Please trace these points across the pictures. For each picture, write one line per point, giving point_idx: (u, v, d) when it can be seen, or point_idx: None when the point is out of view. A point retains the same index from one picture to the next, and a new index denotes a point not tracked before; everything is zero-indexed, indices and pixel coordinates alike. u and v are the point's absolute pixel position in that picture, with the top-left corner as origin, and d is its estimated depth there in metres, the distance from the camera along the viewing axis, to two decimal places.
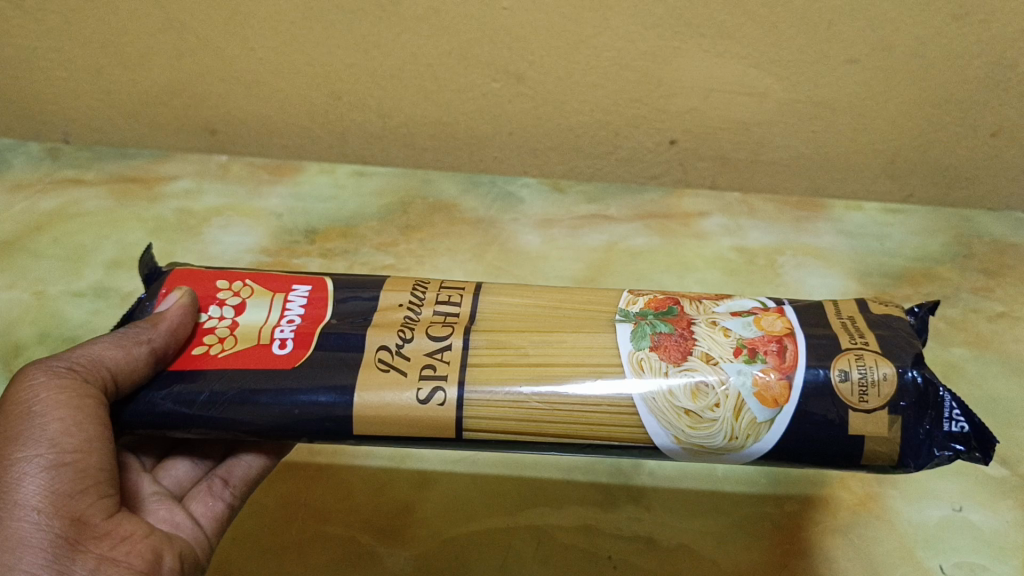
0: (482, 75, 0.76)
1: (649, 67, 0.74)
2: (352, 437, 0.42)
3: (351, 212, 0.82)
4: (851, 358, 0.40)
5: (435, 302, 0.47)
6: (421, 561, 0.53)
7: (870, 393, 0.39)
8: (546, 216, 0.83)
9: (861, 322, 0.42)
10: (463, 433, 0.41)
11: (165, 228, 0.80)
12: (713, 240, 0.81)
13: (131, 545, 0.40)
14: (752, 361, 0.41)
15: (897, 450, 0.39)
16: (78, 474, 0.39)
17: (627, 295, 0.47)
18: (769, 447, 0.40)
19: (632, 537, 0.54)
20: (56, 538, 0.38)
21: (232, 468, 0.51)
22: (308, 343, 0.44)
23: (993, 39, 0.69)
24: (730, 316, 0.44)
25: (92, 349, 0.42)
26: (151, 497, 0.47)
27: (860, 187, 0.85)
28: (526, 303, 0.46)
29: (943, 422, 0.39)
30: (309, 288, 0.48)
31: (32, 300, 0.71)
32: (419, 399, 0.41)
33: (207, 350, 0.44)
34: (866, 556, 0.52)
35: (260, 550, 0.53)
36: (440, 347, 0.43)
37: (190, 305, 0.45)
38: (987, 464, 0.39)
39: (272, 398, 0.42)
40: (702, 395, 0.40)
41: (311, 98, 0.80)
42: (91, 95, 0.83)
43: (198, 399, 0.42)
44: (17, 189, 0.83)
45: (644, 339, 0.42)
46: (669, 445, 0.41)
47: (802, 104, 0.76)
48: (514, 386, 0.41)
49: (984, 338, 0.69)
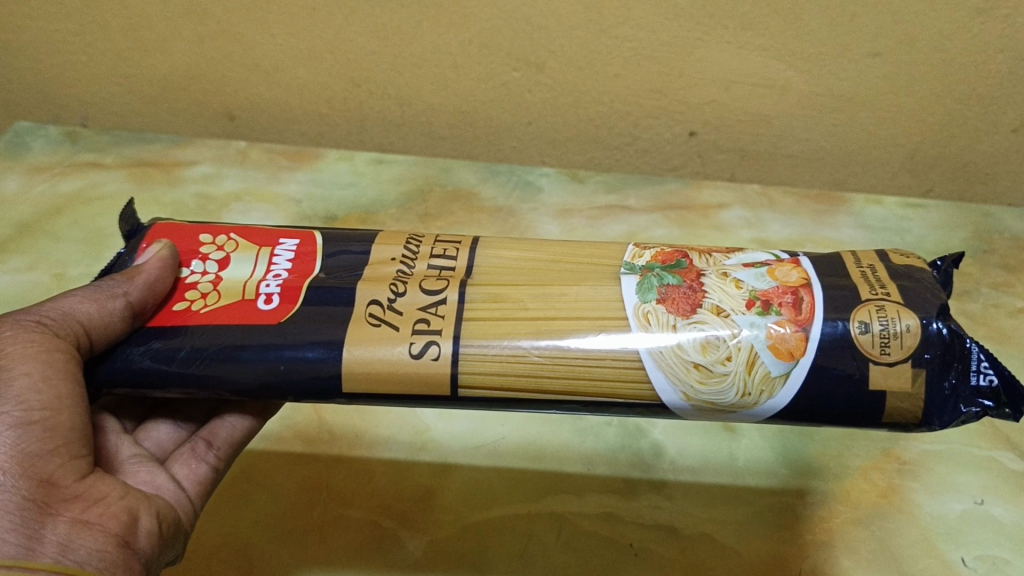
0: (502, 64, 0.76)
1: (671, 58, 0.74)
2: (342, 396, 0.41)
3: (370, 199, 0.82)
4: (871, 309, 0.39)
5: (429, 256, 0.46)
6: (440, 545, 0.53)
7: (892, 346, 0.39)
8: (564, 206, 0.83)
9: (882, 271, 0.42)
10: (457, 391, 0.41)
11: (184, 212, 0.80)
12: (732, 232, 0.81)
13: (104, 508, 0.41)
14: (765, 313, 0.41)
15: (921, 407, 0.39)
16: (46, 432, 0.39)
17: (632, 248, 0.46)
18: (782, 404, 0.40)
19: (653, 526, 0.54)
20: (24, 501, 0.38)
21: (216, 429, 0.51)
22: (296, 297, 0.44)
23: (1016, 34, 0.69)
24: (742, 268, 0.43)
25: (63, 303, 0.42)
26: (129, 460, 0.47)
27: (879, 180, 0.84)
28: (526, 257, 0.46)
29: (971, 375, 0.39)
30: (296, 241, 0.48)
31: (52, 282, 0.71)
32: (412, 354, 0.40)
33: (189, 306, 0.44)
34: (888, 548, 0.52)
35: (283, 532, 0.53)
36: (434, 301, 0.43)
37: (169, 259, 0.45)
38: (1016, 420, 0.38)
39: (256, 355, 0.41)
40: (712, 349, 0.40)
41: (330, 84, 0.80)
42: (110, 78, 0.83)
43: (177, 356, 0.41)
44: (36, 172, 0.84)
45: (651, 291, 0.42)
46: (678, 403, 0.41)
47: (823, 97, 0.76)
48: (513, 341, 0.41)
49: (1005, 334, 0.69)
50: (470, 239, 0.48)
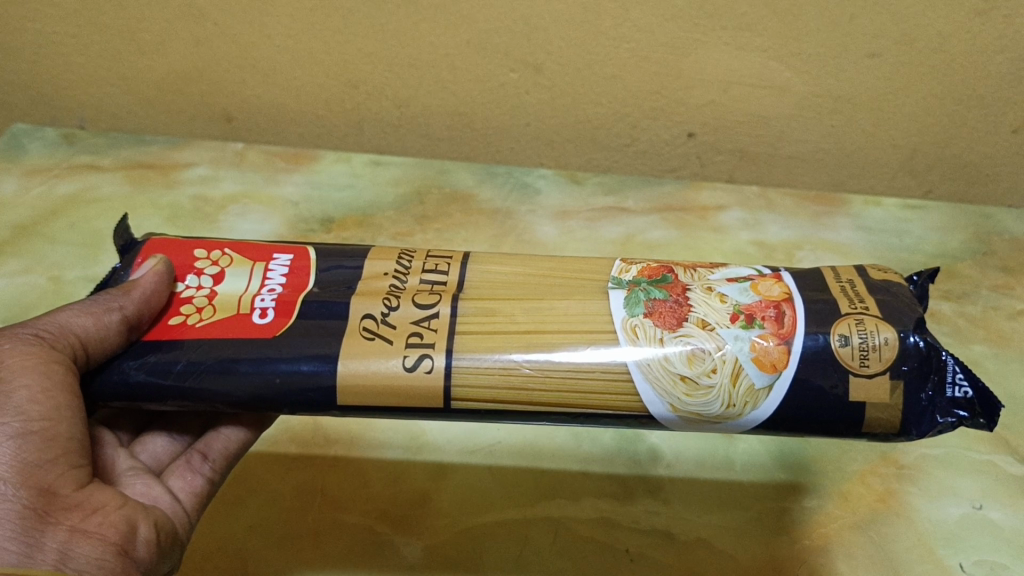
0: (500, 65, 0.75)
1: (669, 59, 0.73)
2: (336, 407, 0.41)
3: (367, 201, 0.82)
4: (851, 323, 0.39)
5: (421, 271, 0.46)
6: (435, 550, 0.52)
7: (871, 358, 0.39)
8: (562, 208, 0.82)
9: (860, 286, 0.42)
10: (451, 403, 0.41)
11: (181, 214, 0.80)
12: (730, 234, 0.80)
13: (104, 516, 0.40)
14: (749, 327, 0.40)
15: (899, 418, 0.39)
16: (45, 443, 0.39)
17: (620, 263, 0.46)
18: (767, 415, 0.40)
19: (649, 531, 0.54)
20: (24, 510, 0.38)
21: (211, 442, 0.51)
22: (290, 312, 0.43)
23: (1016, 35, 0.69)
24: (726, 283, 0.43)
25: (60, 317, 0.42)
26: (126, 471, 0.47)
27: (878, 181, 0.84)
28: (519, 271, 0.46)
29: (947, 387, 0.39)
30: (290, 257, 0.47)
31: (48, 285, 0.71)
32: (406, 367, 0.40)
33: (185, 321, 0.43)
34: (885, 553, 0.52)
35: (278, 538, 0.53)
36: (427, 315, 0.42)
37: (165, 273, 0.44)
38: (991, 431, 0.38)
39: (252, 367, 0.41)
40: (698, 361, 0.40)
41: (327, 86, 0.80)
42: (107, 80, 0.82)
43: (173, 369, 0.41)
44: (33, 175, 0.83)
45: (639, 305, 0.42)
46: (665, 414, 0.41)
47: (822, 98, 0.76)
48: (505, 354, 0.41)
49: (1005, 336, 0.68)
50: (461, 254, 0.48)
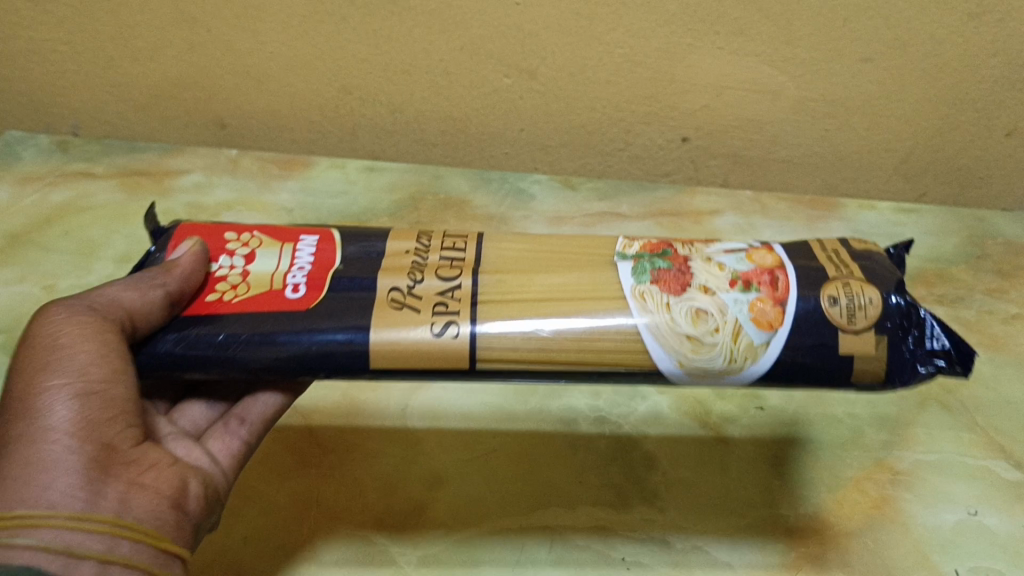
0: (493, 70, 0.76)
1: (662, 64, 0.73)
2: (367, 373, 0.41)
3: (361, 207, 0.82)
4: (838, 285, 0.40)
5: (440, 249, 0.45)
6: (431, 560, 0.52)
7: (858, 316, 0.39)
8: (556, 214, 0.82)
9: (845, 254, 0.43)
10: (475, 365, 0.40)
11: (175, 222, 0.79)
12: (723, 239, 0.80)
13: (157, 472, 0.41)
14: (747, 291, 0.41)
15: (884, 369, 0.40)
16: (105, 402, 0.39)
17: (621, 239, 0.46)
18: (765, 369, 0.40)
19: (645, 539, 0.54)
20: (89, 460, 0.37)
21: (250, 406, 0.50)
22: (320, 287, 0.43)
23: (1008, 39, 0.69)
24: (720, 253, 0.44)
25: (109, 291, 0.41)
26: (169, 437, 0.47)
27: (872, 185, 0.84)
28: (530, 249, 0.46)
29: (926, 340, 0.40)
30: (317, 238, 0.47)
31: (42, 294, 0.70)
32: (434, 333, 0.40)
33: (221, 297, 0.43)
34: (881, 559, 0.52)
35: (272, 549, 0.52)
36: (450, 287, 0.42)
37: (202, 254, 0.44)
38: (966, 378, 0.39)
39: (290, 338, 0.41)
40: (702, 320, 0.40)
41: (320, 93, 0.80)
42: (99, 87, 0.82)
43: (217, 340, 0.41)
44: (26, 183, 0.83)
45: (645, 274, 0.42)
46: (672, 371, 0.41)
47: (815, 103, 0.76)
48: (526, 324, 0.41)
49: (998, 340, 0.68)
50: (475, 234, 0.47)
